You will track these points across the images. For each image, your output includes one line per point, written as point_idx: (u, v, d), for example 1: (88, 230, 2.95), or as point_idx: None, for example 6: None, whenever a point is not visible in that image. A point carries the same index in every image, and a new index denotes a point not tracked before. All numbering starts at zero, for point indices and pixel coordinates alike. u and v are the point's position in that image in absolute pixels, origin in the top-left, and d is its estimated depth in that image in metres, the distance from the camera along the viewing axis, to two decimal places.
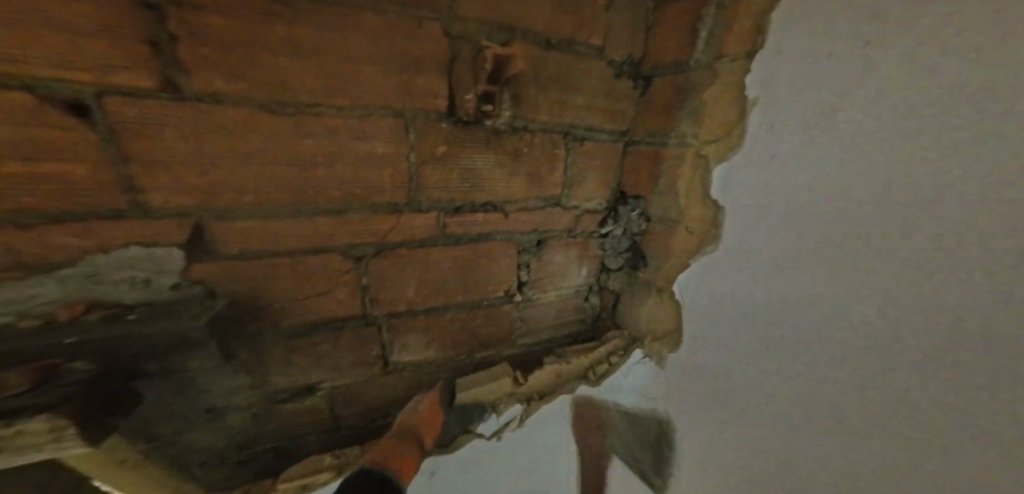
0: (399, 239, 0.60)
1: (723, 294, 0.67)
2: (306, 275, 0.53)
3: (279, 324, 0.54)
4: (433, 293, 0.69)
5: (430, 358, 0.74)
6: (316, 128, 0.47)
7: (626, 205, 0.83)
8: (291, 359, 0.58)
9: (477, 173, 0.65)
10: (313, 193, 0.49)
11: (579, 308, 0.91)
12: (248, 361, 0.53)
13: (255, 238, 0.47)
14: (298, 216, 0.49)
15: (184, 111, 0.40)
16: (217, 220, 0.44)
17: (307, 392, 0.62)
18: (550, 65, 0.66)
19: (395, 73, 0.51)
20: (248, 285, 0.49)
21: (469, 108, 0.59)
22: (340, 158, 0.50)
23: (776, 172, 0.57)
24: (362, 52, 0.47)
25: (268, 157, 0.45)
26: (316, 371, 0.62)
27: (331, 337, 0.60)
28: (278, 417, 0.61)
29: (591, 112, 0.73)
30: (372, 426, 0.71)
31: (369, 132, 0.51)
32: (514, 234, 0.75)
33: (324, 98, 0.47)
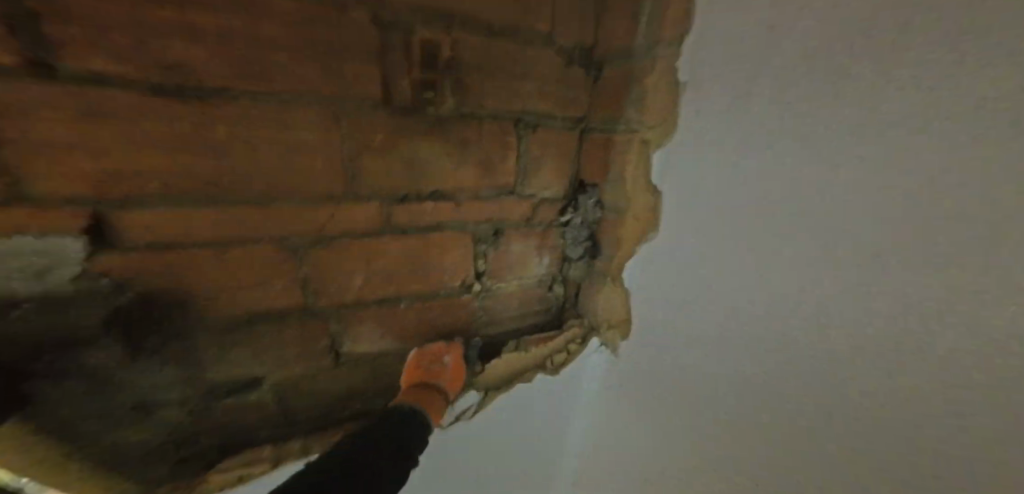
0: (340, 230, 0.59)
1: (673, 277, 0.69)
2: (236, 267, 0.52)
3: (210, 316, 0.53)
4: (383, 285, 0.68)
5: (384, 351, 0.73)
6: (233, 114, 0.46)
7: (585, 194, 0.83)
8: (228, 353, 0.57)
9: (421, 162, 0.64)
10: (235, 182, 0.48)
11: (543, 298, 0.90)
12: (178, 356, 0.52)
13: (172, 228, 0.46)
14: (223, 205, 0.48)
15: (77, 94, 0.38)
16: (124, 209, 0.43)
17: (251, 386, 0.61)
18: (495, 51, 0.65)
19: (319, 58, 0.49)
20: (169, 276, 0.48)
21: (406, 94, 0.58)
22: (264, 146, 0.49)
23: (720, 158, 0.58)
24: (280, 35, 0.46)
25: (180, 144, 0.44)
26: (260, 365, 0.61)
27: (272, 330, 0.59)
28: (221, 411, 0.60)
29: (542, 100, 0.73)
30: (325, 419, 0.71)
31: (294, 118, 0.50)
32: (468, 224, 0.74)
33: (239, 83, 0.45)
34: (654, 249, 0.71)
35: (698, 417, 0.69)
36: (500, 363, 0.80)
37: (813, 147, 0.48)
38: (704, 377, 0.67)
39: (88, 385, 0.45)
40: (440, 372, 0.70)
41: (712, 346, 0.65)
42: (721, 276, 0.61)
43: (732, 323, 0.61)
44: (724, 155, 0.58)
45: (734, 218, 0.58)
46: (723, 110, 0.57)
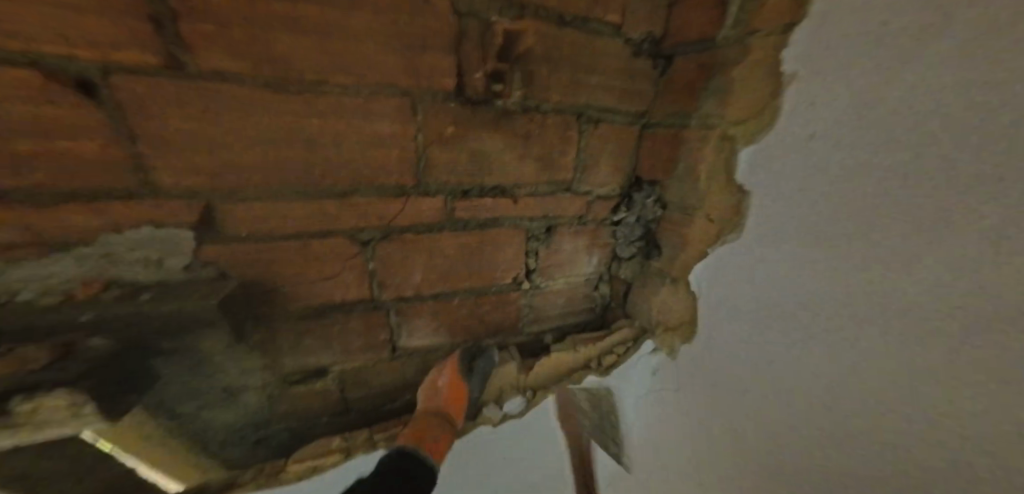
0: (407, 224, 0.59)
1: (738, 285, 0.66)
2: (313, 259, 0.53)
3: (291, 306, 0.54)
4: (441, 279, 0.69)
5: (437, 344, 0.74)
6: (324, 108, 0.46)
7: (641, 191, 0.80)
8: (302, 342, 0.58)
9: (485, 157, 0.63)
10: (319, 175, 0.49)
11: (589, 297, 0.89)
12: (261, 343, 0.54)
13: (264, 219, 0.47)
14: (307, 198, 0.49)
15: (190, 89, 0.39)
16: (227, 202, 0.44)
17: (318, 375, 0.63)
18: (564, 42, 0.63)
19: (402, 51, 0.49)
20: (259, 267, 0.49)
21: (478, 86, 0.57)
22: (348, 139, 0.49)
23: (801, 162, 0.55)
24: (369, 28, 0.46)
25: (275, 137, 0.44)
26: (328, 354, 0.62)
27: (343, 320, 0.61)
28: (293, 398, 0.62)
29: (606, 93, 0.70)
30: (382, 409, 0.72)
31: (376, 112, 0.50)
32: (523, 220, 0.73)
33: (329, 77, 0.45)
34: (719, 256, 0.68)
35: (767, 438, 0.64)
36: (549, 360, 0.79)
37: (914, 152, 0.44)
38: (779, 392, 0.62)
39: (193, 366, 0.48)
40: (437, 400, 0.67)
41: (780, 362, 0.61)
42: (794, 289, 0.58)
43: (816, 335, 0.56)
44: (806, 159, 0.54)
45: (814, 228, 0.55)
46: (810, 109, 0.54)
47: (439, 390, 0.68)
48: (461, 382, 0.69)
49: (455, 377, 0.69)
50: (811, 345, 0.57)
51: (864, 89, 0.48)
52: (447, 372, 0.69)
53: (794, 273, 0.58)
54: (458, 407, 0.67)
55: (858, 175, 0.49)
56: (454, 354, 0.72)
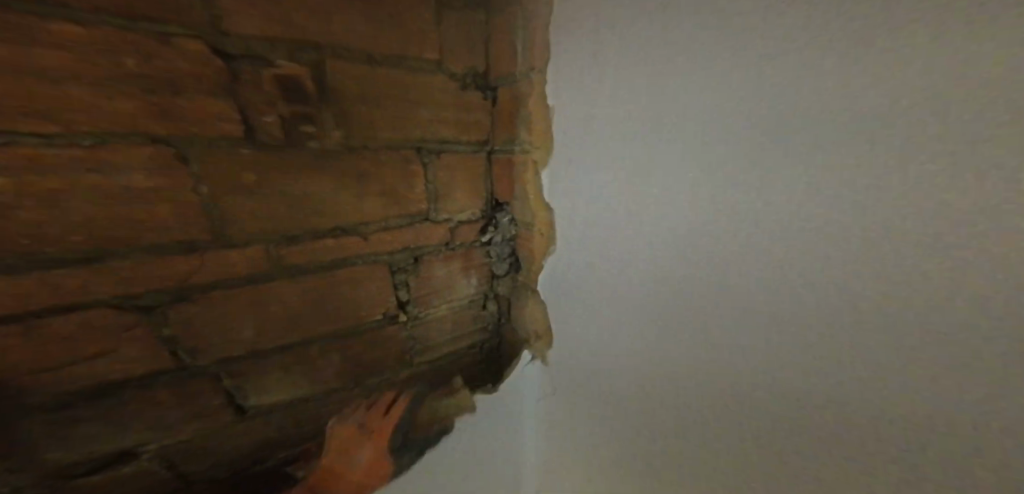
0: (189, 278, 0.53)
1: (598, 323, 0.68)
2: (62, 339, 0.47)
3: (31, 400, 0.48)
4: (282, 330, 0.65)
5: (299, 397, 0.73)
6: (17, 165, 0.40)
7: (504, 213, 0.80)
8: (78, 434, 0.53)
9: (310, 201, 0.60)
10: (43, 244, 0.43)
11: (478, 317, 0.88)
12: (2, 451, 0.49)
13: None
14: (20, 273, 0.43)
15: None
16: None
17: (124, 460, 0.59)
18: (379, 80, 0.60)
19: (144, 95, 0.45)
20: None
21: (272, 130, 0.53)
22: (82, 203, 0.44)
23: (612, 173, 0.58)
24: (79, 77, 0.41)
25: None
26: (128, 433, 0.58)
27: (129, 399, 0.55)
28: (95, 486, 0.58)
29: (440, 123, 0.67)
30: (244, 471, 0.71)
31: (104, 166, 0.44)
32: (380, 256, 0.71)
33: (23, 128, 0.40)
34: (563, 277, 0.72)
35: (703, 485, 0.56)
36: (424, 357, 0.84)
37: (719, 152, 0.45)
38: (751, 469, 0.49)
39: None
40: (85, 102, 0.42)
41: (613, 376, 0.67)
42: (618, 323, 0.64)
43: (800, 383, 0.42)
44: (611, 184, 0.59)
45: (786, 291, 0.42)
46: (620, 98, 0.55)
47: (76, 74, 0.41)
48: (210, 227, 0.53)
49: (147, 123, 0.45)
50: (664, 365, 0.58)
51: (649, 77, 0.51)
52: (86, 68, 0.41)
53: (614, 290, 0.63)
54: (196, 125, 0.48)
55: (666, 170, 0.51)
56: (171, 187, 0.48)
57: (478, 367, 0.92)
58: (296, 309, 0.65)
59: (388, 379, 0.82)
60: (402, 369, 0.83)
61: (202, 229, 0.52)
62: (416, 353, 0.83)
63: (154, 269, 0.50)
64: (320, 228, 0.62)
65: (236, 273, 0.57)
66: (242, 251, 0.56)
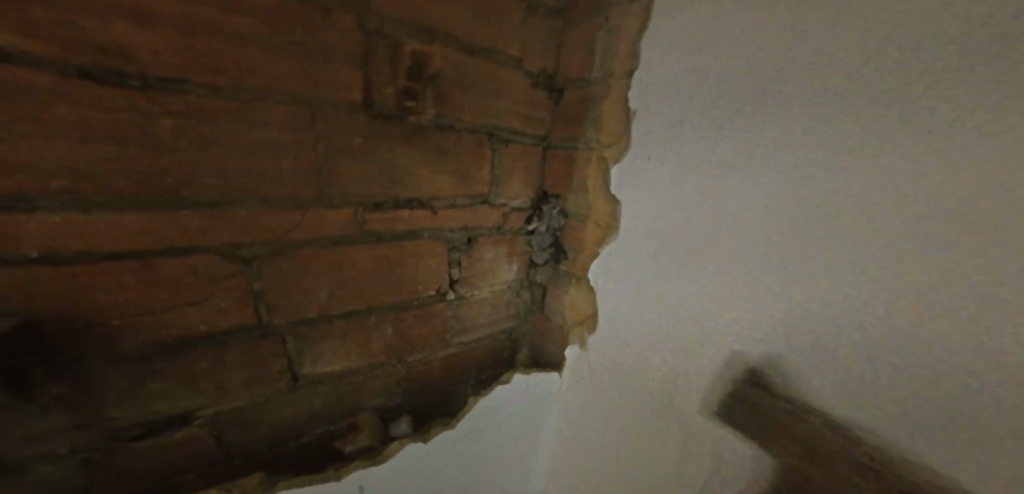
0: (289, 233, 0.56)
1: (672, 278, 0.67)
2: (168, 280, 0.49)
3: (117, 346, 0.48)
4: (351, 295, 0.65)
5: (352, 369, 0.70)
6: (181, 108, 0.44)
7: (549, 205, 0.86)
8: (150, 387, 0.51)
9: (399, 171, 0.63)
10: (183, 183, 0.46)
11: (512, 303, 0.90)
12: (72, 397, 0.46)
13: (62, 237, 0.42)
14: (156, 210, 0.46)
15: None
16: (22, 210, 0.39)
17: (177, 424, 0.55)
18: (473, 70, 0.67)
19: (295, 58, 0.50)
20: (89, 293, 0.45)
21: (387, 102, 0.59)
22: (224, 148, 0.48)
23: (752, 123, 0.54)
24: (249, 36, 0.46)
25: (146, 147, 0.43)
26: (185, 396, 0.54)
27: (204, 356, 0.54)
28: (142, 454, 0.53)
29: (511, 115, 0.75)
30: (282, 450, 0.65)
31: (247, 118, 0.48)
32: (444, 232, 0.74)
33: (192, 74, 0.44)
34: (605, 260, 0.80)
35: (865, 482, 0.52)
36: (465, 336, 0.84)
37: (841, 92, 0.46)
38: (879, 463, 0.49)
39: None
40: (250, 62, 0.47)
41: (688, 346, 0.65)
42: (709, 267, 0.61)
43: (850, 320, 0.47)
44: (714, 152, 0.59)
45: (818, 240, 0.48)
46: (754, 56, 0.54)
47: (248, 35, 0.46)
48: (319, 185, 0.56)
49: (292, 85, 0.50)
50: (702, 323, 0.63)
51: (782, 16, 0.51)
52: (257, 32, 0.47)
53: (687, 264, 0.64)
54: (331, 89, 0.54)
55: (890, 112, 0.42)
56: (296, 146, 0.52)
57: (505, 352, 0.92)
58: (371, 274, 0.66)
59: (433, 357, 0.80)
60: (445, 347, 0.81)
61: (312, 187, 0.55)
62: (458, 333, 0.82)
63: (266, 220, 0.53)
64: (406, 199, 0.66)
65: (328, 228, 0.59)
66: (342, 211, 0.59)
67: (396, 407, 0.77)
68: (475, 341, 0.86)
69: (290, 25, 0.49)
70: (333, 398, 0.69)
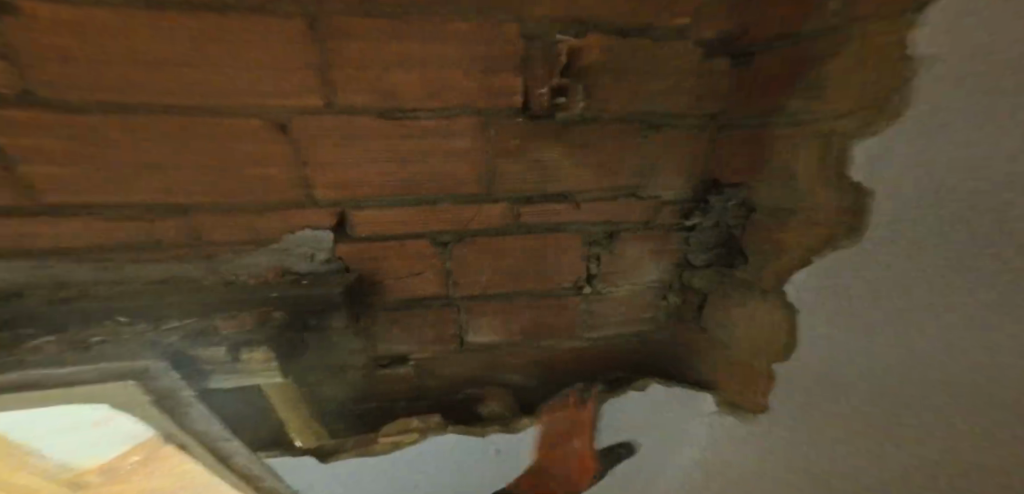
0: (470, 223, 0.66)
1: (881, 273, 0.51)
2: (394, 256, 0.64)
3: (369, 299, 0.66)
4: (507, 278, 0.74)
5: (499, 342, 0.80)
6: (407, 128, 0.57)
7: (721, 195, 0.74)
8: (388, 331, 0.70)
9: (548, 166, 0.67)
10: (403, 185, 0.60)
11: (652, 305, 0.86)
12: (352, 331, 0.67)
13: (373, 222, 0.61)
14: (391, 203, 0.59)
15: (334, 117, 0.53)
16: (344, 206, 0.59)
17: (399, 363, 0.74)
18: (631, 52, 0.62)
19: (475, 73, 0.56)
20: (360, 263, 0.64)
21: (544, 100, 0.61)
22: (434, 158, 0.60)
23: None
24: (441, 62, 0.54)
25: (393, 158, 0.58)
26: (397, 345, 0.72)
27: (416, 316, 0.71)
28: (381, 379, 0.74)
29: (671, 95, 0.67)
30: (454, 398, 0.82)
31: (442, 132, 0.59)
32: (582, 226, 0.74)
33: (418, 102, 0.56)
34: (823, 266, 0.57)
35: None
36: (603, 327, 0.85)
37: None
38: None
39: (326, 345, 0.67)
40: (451, 86, 0.56)
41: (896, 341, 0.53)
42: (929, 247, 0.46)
43: None
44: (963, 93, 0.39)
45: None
46: None
47: (441, 64, 0.54)
48: (489, 187, 0.65)
49: (476, 101, 0.58)
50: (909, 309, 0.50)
51: None
52: (450, 59, 0.54)
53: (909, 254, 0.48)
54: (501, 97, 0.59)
55: None
56: (475, 152, 0.62)
57: (642, 355, 0.90)
58: (528, 259, 0.73)
59: (571, 341, 0.85)
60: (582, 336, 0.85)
61: (484, 185, 0.64)
62: (595, 326, 0.84)
63: (447, 215, 0.64)
64: (552, 195, 0.70)
65: (494, 223, 0.68)
66: (501, 208, 0.67)
67: (534, 386, 0.85)
68: (613, 334, 0.86)
69: (470, 46, 0.54)
70: (491, 366, 0.82)
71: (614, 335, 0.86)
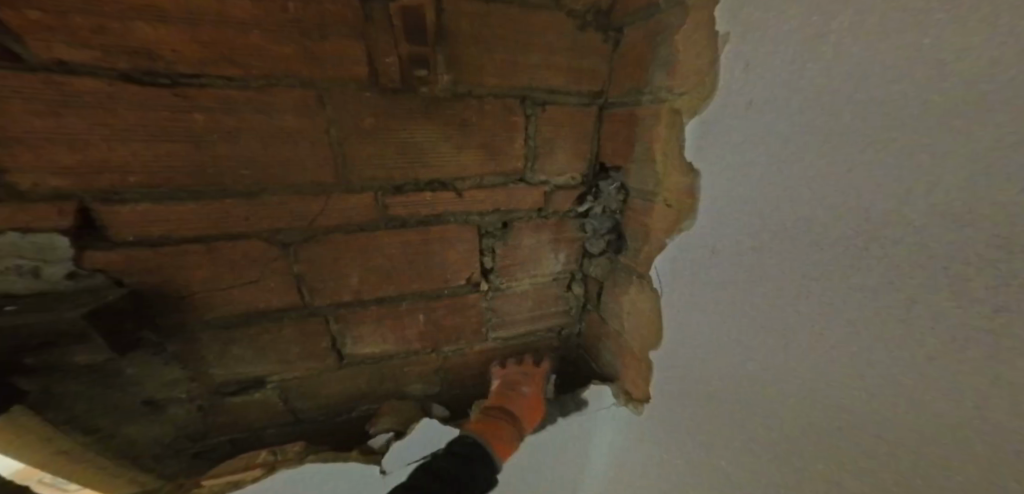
0: (319, 218, 0.56)
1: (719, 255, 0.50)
2: (221, 261, 0.53)
3: (192, 315, 0.54)
4: (383, 281, 0.64)
5: (390, 353, 0.70)
6: (206, 102, 0.46)
7: (608, 180, 0.70)
8: (230, 351, 0.59)
9: (416, 149, 0.58)
10: (215, 173, 0.49)
11: (561, 297, 0.80)
12: (176, 354, 0.56)
13: (164, 220, 0.48)
14: (199, 196, 0.49)
15: (66, 83, 0.40)
16: (105, 202, 0.46)
17: (254, 387, 0.63)
18: (494, 20, 0.55)
19: (293, 37, 0.47)
20: (163, 275, 0.51)
21: (392, 73, 0.52)
22: (255, 140, 0.49)
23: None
24: (241, 20, 0.44)
25: (181, 139, 0.46)
26: (251, 364, 0.61)
27: (263, 331, 0.59)
28: (229, 407, 0.62)
29: (547, 70, 0.61)
30: (336, 420, 0.71)
31: (261, 107, 0.48)
32: (471, 215, 0.66)
33: (210, 69, 0.45)
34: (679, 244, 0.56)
35: None
36: (506, 327, 0.78)
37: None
38: None
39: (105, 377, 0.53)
40: (257, 50, 0.46)
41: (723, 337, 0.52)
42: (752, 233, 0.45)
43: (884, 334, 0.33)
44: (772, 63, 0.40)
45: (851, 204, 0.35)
46: None
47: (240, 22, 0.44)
48: (341, 174, 0.55)
49: (297, 70, 0.48)
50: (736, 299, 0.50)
51: None
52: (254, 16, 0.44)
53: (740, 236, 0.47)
54: (336, 67, 0.50)
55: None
56: (312, 132, 0.51)
57: (552, 351, 0.85)
58: (401, 258, 0.63)
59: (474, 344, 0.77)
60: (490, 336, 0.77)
61: (331, 172, 0.54)
62: (497, 327, 0.77)
63: (286, 210, 0.54)
64: (428, 182, 0.61)
65: (354, 218, 0.58)
66: (367, 199, 0.58)
67: (437, 395, 0.78)
68: (517, 334, 0.79)
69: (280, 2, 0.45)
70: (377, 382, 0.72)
71: (520, 335, 0.80)
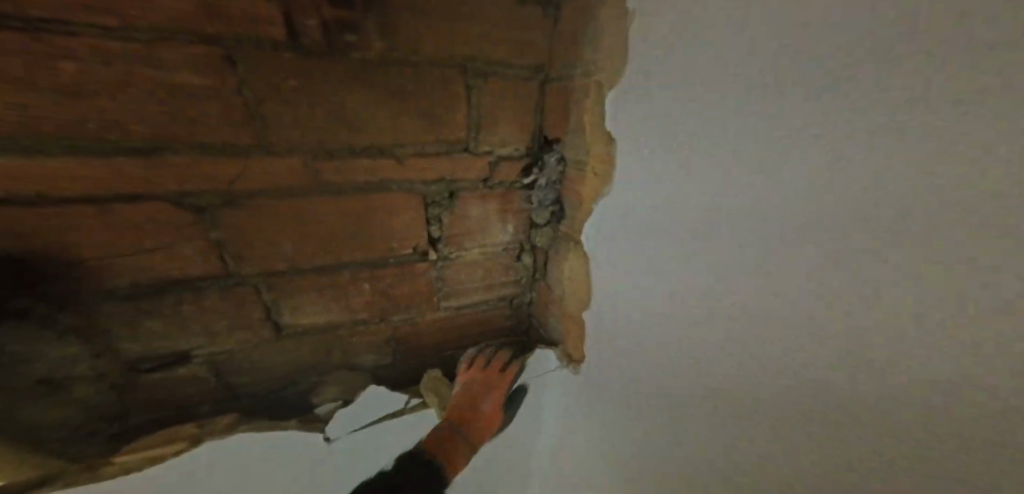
0: (238, 182, 0.54)
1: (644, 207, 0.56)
2: (125, 226, 0.50)
3: (96, 284, 0.51)
4: (323, 249, 0.63)
5: (333, 323, 0.69)
6: (83, 51, 0.41)
7: (552, 153, 0.73)
8: (145, 324, 0.55)
9: (349, 114, 0.56)
10: (107, 130, 0.45)
11: (511, 268, 0.83)
12: (76, 329, 0.52)
13: (43, 178, 0.44)
14: (88, 154, 0.45)
15: None
16: None
17: (181, 362, 0.60)
18: None
19: None
20: (55, 239, 0.47)
21: (314, 31, 0.50)
22: (153, 97, 0.46)
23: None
24: None
25: (56, 91, 0.42)
26: (173, 339, 0.58)
27: (182, 301, 0.56)
28: (148, 385, 0.59)
29: (486, 40, 0.61)
30: (277, 394, 0.70)
31: (157, 61, 0.44)
32: (415, 184, 0.66)
33: (83, 14, 0.40)
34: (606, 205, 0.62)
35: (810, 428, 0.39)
36: (455, 297, 0.79)
37: None
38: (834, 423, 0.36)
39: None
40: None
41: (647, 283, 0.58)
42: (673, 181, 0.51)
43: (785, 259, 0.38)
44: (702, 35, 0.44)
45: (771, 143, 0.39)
46: None
47: None
48: (262, 136, 0.52)
49: (193, 21, 0.44)
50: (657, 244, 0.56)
51: None
52: None
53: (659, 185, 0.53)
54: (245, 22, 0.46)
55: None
56: (222, 90, 0.48)
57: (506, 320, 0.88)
58: (342, 226, 0.63)
59: (422, 314, 0.78)
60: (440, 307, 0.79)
61: (248, 134, 0.52)
62: (447, 297, 0.78)
63: (199, 172, 0.51)
64: (367, 147, 0.60)
65: (284, 182, 0.56)
66: (297, 164, 0.56)
67: (387, 368, 0.78)
68: (466, 304, 0.81)
69: None
70: (318, 354, 0.71)
71: (469, 306, 0.82)
